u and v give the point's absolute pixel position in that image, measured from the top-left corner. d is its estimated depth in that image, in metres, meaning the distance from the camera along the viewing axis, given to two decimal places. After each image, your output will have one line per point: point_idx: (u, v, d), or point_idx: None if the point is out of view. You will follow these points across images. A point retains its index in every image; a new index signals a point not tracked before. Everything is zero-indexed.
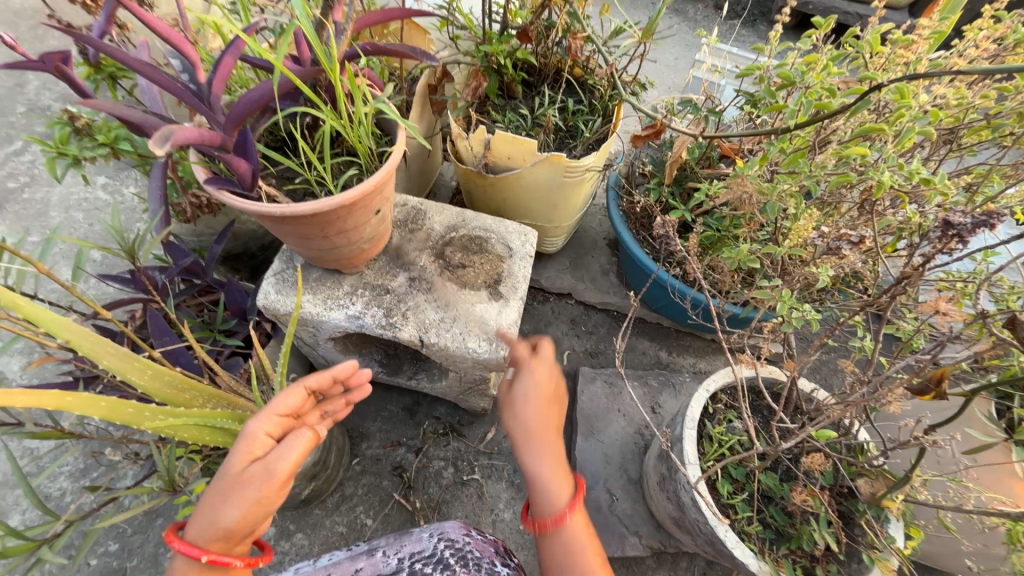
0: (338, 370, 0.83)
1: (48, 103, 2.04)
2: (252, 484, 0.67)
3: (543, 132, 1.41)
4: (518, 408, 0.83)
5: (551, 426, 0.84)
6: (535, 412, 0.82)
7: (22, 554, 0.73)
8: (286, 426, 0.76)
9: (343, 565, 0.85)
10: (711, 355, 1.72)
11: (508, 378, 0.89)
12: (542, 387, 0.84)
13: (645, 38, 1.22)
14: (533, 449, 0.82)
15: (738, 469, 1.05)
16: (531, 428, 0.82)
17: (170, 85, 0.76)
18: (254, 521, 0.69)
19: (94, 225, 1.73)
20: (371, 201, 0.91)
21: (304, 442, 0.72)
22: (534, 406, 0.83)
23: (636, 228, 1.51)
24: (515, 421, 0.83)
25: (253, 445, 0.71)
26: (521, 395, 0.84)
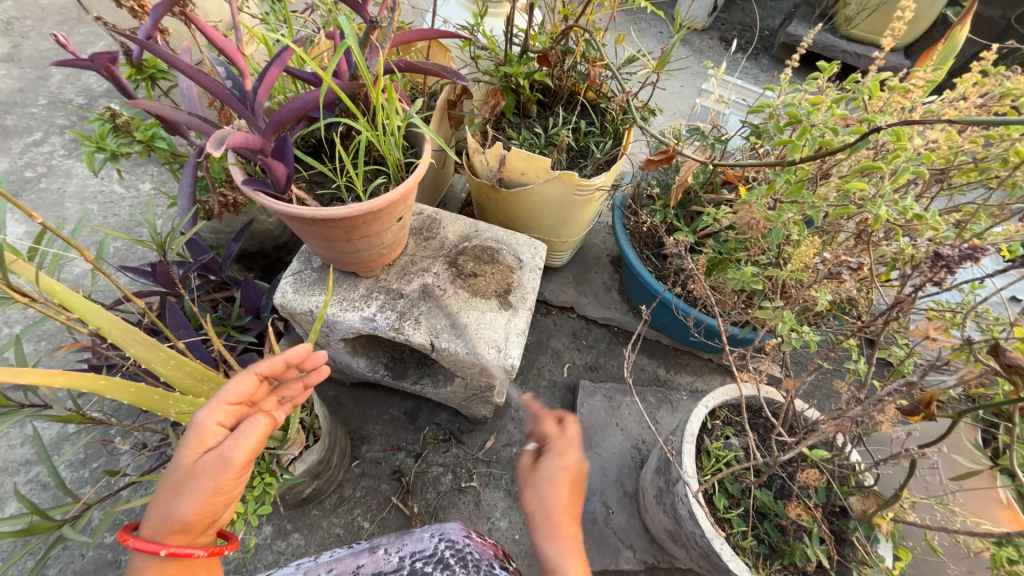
0: (291, 353, 0.74)
1: (70, 97, 2.08)
2: (206, 475, 0.62)
3: (556, 151, 1.47)
4: (545, 492, 0.84)
5: (573, 513, 0.85)
6: (561, 497, 0.84)
7: (49, 530, 0.79)
8: (240, 414, 0.69)
9: (345, 560, 0.86)
10: (708, 374, 1.75)
11: (531, 455, 0.91)
12: (569, 474, 0.86)
13: (658, 68, 1.29)
14: (556, 536, 0.82)
15: (734, 484, 1.08)
16: (555, 515, 0.83)
17: (216, 91, 0.80)
18: (214, 511, 0.64)
19: (108, 217, 1.76)
20: (397, 208, 0.95)
21: (261, 428, 0.66)
22: (560, 491, 0.84)
23: (639, 247, 1.57)
24: (540, 506, 0.84)
25: (204, 435, 0.64)
26: (547, 482, 0.85)
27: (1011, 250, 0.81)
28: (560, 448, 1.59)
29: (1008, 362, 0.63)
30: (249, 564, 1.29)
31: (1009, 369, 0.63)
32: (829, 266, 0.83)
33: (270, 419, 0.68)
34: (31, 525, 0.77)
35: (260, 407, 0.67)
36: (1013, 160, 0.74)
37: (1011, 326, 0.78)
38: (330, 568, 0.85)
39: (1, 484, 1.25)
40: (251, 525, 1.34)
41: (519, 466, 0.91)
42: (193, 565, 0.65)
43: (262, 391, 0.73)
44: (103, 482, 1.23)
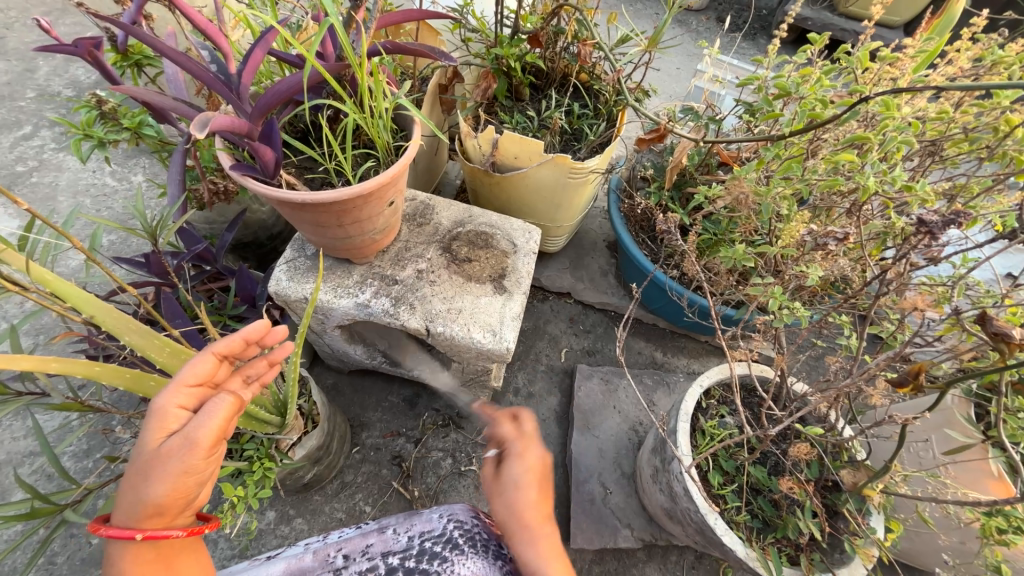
0: (249, 330, 0.72)
1: (58, 89, 2.06)
2: (173, 456, 0.60)
3: (549, 134, 1.46)
4: (511, 494, 0.86)
5: (543, 513, 0.86)
6: (527, 496, 0.86)
7: (51, 514, 0.81)
8: (202, 395, 0.66)
9: (354, 540, 0.88)
10: (705, 356, 1.77)
11: (494, 462, 0.92)
12: (534, 472, 0.89)
13: (651, 46, 1.27)
14: (530, 537, 0.82)
15: (729, 462, 1.09)
16: (524, 515, 0.84)
17: (200, 73, 0.79)
18: (188, 491, 0.63)
19: (102, 210, 1.75)
20: (388, 191, 0.95)
21: (225, 406, 0.64)
22: (526, 491, 0.86)
23: (635, 230, 1.58)
24: (508, 509, 0.85)
25: (164, 420, 0.62)
26: (513, 484, 0.87)
27: (1004, 222, 0.80)
28: (559, 431, 1.61)
29: (994, 330, 0.63)
30: (253, 549, 1.32)
31: (995, 337, 0.63)
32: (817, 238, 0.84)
33: (234, 397, 0.66)
34: (32, 509, 0.79)
35: (223, 385, 0.65)
36: (1003, 129, 0.74)
37: (1002, 297, 0.78)
38: (339, 548, 0.86)
39: (6, 475, 1.27)
40: (254, 511, 1.37)
41: (484, 476, 0.92)
42: (172, 547, 0.65)
43: (222, 371, 0.70)
44: (107, 471, 1.25)
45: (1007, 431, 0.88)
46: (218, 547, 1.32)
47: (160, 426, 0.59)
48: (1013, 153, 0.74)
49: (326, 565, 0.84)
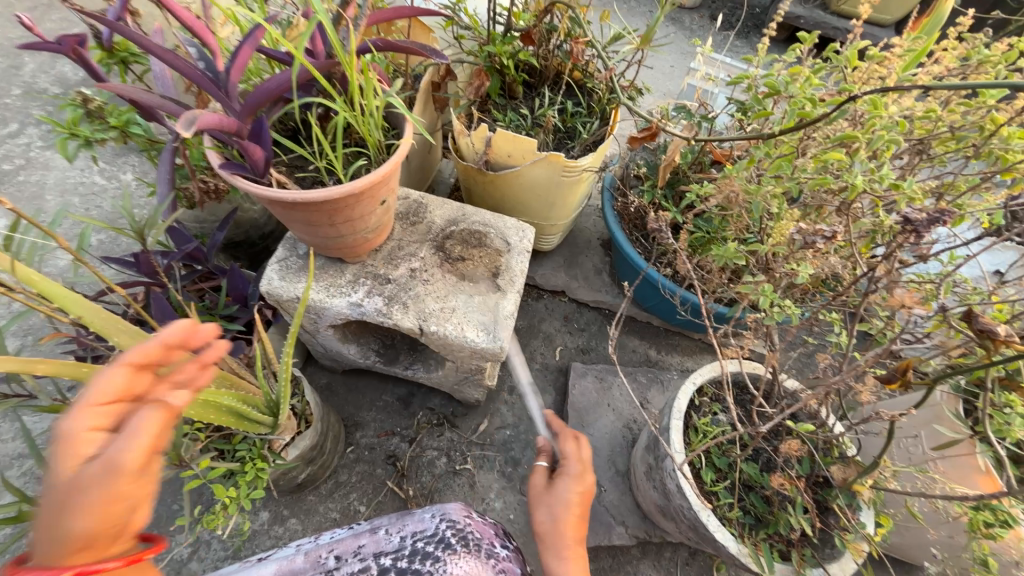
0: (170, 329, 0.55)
1: (45, 86, 2.03)
2: (92, 489, 0.47)
3: (543, 132, 1.46)
4: (556, 510, 0.88)
5: (582, 533, 0.87)
6: (571, 519, 0.87)
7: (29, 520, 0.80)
8: (122, 411, 0.51)
9: (346, 541, 0.88)
10: (698, 353, 1.78)
11: (546, 474, 0.95)
12: (582, 496, 0.90)
13: (644, 44, 1.28)
14: (561, 554, 0.84)
15: (721, 458, 1.10)
16: (564, 533, 0.86)
17: (187, 70, 0.78)
18: (118, 524, 0.50)
19: (91, 208, 1.73)
20: (380, 190, 0.95)
21: (153, 422, 0.50)
22: (572, 514, 0.87)
23: (628, 228, 1.59)
24: (550, 522, 0.87)
25: (72, 449, 0.47)
26: (561, 502, 0.89)
27: (991, 220, 0.81)
28: None
29: (980, 327, 0.64)
30: (247, 550, 1.31)
31: (981, 334, 0.64)
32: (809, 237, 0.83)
33: (164, 408, 0.51)
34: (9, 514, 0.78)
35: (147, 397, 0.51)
36: (990, 128, 0.75)
37: (989, 294, 0.79)
38: (331, 549, 0.86)
39: None
40: (248, 512, 1.36)
41: (532, 484, 0.95)
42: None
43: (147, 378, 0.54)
44: None
45: (994, 426, 0.90)
46: (211, 548, 1.31)
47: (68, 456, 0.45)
48: (999, 152, 0.75)
49: (318, 566, 0.84)
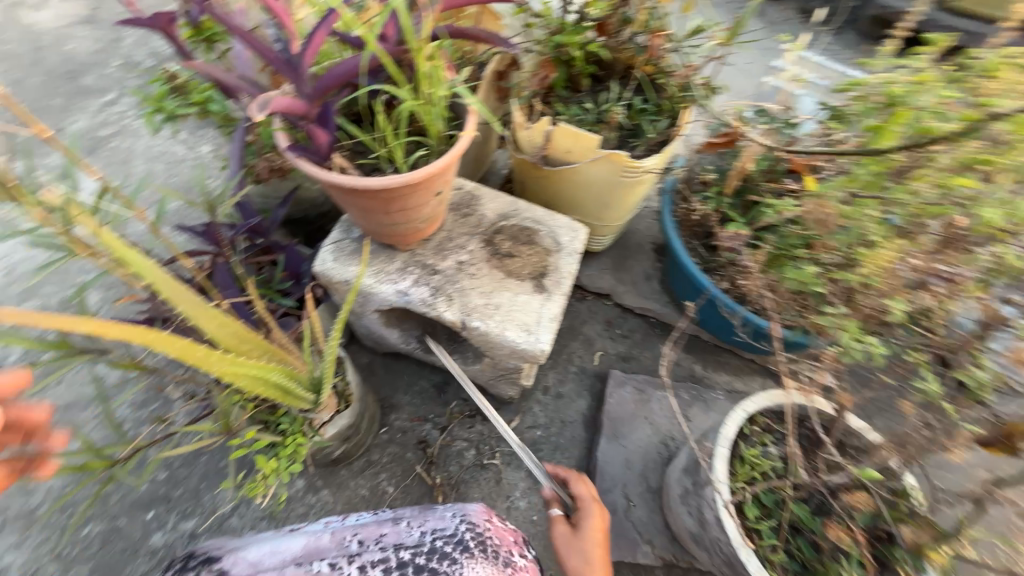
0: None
1: (141, 60, 2.19)
2: None
3: (606, 129, 1.40)
4: (587, 553, 0.94)
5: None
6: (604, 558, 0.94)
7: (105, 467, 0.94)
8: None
9: (369, 527, 0.91)
10: (748, 375, 1.67)
11: (563, 519, 1.01)
12: (603, 533, 0.98)
13: (728, 40, 1.22)
14: None
15: (767, 495, 1.02)
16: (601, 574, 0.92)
17: (264, 52, 0.79)
18: None
19: (171, 176, 1.86)
20: (436, 181, 0.93)
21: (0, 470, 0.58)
22: (602, 552, 0.95)
23: (686, 236, 1.51)
24: (583, 564, 0.93)
25: None
26: (589, 542, 0.95)
27: None
28: (585, 435, 1.58)
29: None
30: (282, 513, 1.38)
31: None
32: (918, 276, 0.84)
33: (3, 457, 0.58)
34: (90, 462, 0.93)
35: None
36: None
37: None
38: (355, 533, 0.90)
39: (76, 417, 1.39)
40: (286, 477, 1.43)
41: (552, 530, 1.00)
42: None
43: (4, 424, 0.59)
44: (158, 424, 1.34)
45: None
46: (250, 508, 1.38)
47: None
48: None
49: (341, 548, 0.87)
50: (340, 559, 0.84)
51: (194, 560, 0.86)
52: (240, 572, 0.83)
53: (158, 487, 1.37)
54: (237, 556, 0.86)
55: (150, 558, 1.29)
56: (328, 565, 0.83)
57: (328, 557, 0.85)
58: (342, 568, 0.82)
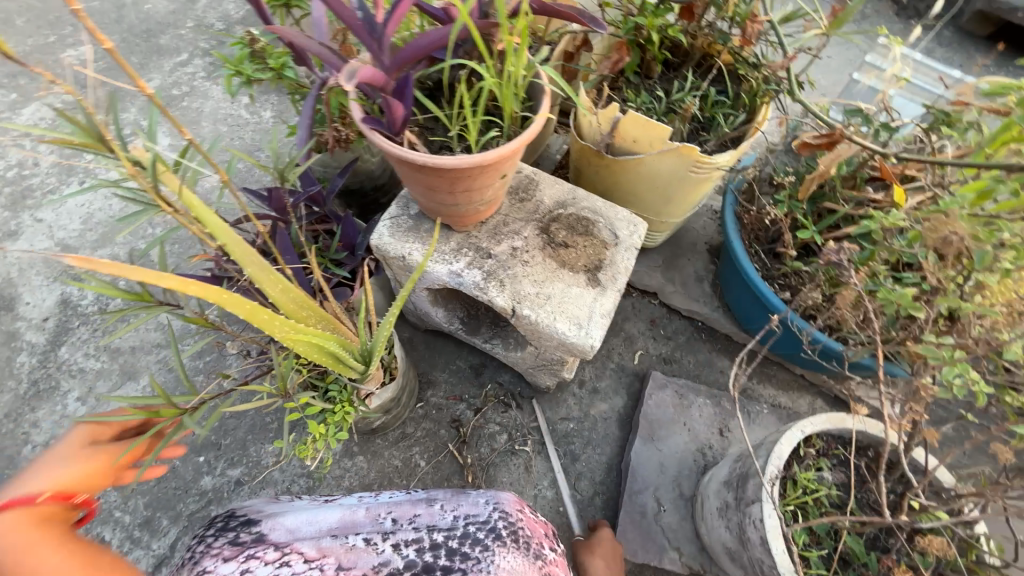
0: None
1: (212, 21, 2.25)
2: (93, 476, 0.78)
3: (678, 120, 1.32)
4: (599, 554, 1.24)
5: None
6: (609, 561, 1.23)
7: (172, 416, 0.90)
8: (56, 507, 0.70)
9: (403, 506, 0.91)
10: (797, 391, 1.60)
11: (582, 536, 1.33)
12: (614, 548, 1.28)
13: (830, 31, 1.11)
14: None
15: (820, 523, 0.97)
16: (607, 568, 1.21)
17: (348, 19, 0.78)
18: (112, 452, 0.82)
19: (235, 139, 1.92)
20: (504, 164, 0.90)
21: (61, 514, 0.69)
22: (610, 557, 1.24)
23: (748, 238, 1.42)
24: (595, 558, 1.23)
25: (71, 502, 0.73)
26: (601, 549, 1.26)
27: None
28: (620, 434, 1.55)
29: None
30: (320, 473, 1.44)
31: None
32: None
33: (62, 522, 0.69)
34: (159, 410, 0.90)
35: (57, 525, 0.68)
36: None
37: None
38: (389, 511, 0.90)
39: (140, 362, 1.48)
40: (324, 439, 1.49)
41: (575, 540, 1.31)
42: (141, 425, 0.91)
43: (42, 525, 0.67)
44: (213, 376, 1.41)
45: None
46: (291, 464, 1.45)
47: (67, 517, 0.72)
48: None
49: (376, 523, 0.88)
50: (374, 535, 0.85)
51: (234, 521, 0.85)
52: (278, 537, 0.83)
53: (209, 435, 1.45)
54: (274, 522, 0.86)
55: (199, 499, 1.38)
56: (363, 540, 0.84)
57: (362, 532, 0.86)
58: (376, 544, 0.83)
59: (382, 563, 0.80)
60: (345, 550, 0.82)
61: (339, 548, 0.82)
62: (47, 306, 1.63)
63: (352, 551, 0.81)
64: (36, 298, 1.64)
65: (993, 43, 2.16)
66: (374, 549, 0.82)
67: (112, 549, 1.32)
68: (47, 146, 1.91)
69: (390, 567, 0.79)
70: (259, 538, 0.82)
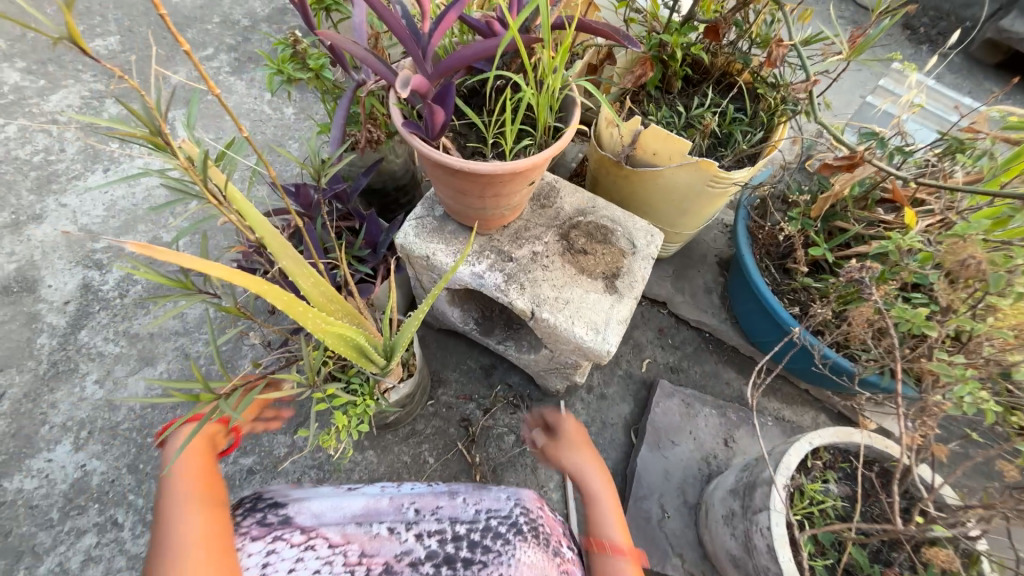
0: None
1: (238, 18, 2.29)
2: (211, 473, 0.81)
3: (697, 135, 1.36)
4: (564, 440, 1.09)
5: (587, 445, 1.07)
6: (580, 434, 1.10)
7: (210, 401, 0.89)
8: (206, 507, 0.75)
9: (426, 498, 0.93)
10: (801, 405, 1.62)
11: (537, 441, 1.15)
12: (578, 427, 1.12)
13: (851, 56, 1.14)
14: (579, 457, 1.04)
15: (826, 533, 0.99)
16: (579, 445, 1.07)
17: (396, 28, 0.82)
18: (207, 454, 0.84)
19: (257, 134, 1.96)
20: (534, 172, 0.93)
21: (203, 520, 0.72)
22: (577, 430, 1.11)
23: (760, 253, 1.46)
24: (564, 441, 1.09)
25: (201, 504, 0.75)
26: (566, 433, 1.10)
27: None
28: (626, 440, 1.57)
29: None
30: (330, 465, 1.46)
31: None
32: None
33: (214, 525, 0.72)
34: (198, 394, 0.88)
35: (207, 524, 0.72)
36: None
37: None
38: (412, 502, 0.92)
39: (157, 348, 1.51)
40: None
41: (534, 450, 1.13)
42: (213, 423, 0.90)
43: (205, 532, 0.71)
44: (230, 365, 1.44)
45: None
46: (302, 456, 1.47)
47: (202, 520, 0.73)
48: None
49: (399, 513, 0.90)
50: (398, 524, 0.87)
51: (262, 502, 0.87)
52: (304, 520, 0.85)
53: None
54: (301, 505, 0.87)
55: None
56: (387, 528, 0.86)
57: (386, 520, 0.88)
58: (400, 533, 0.85)
59: (405, 552, 0.82)
60: (369, 537, 0.84)
61: (364, 535, 0.84)
62: (69, 289, 1.65)
63: (376, 539, 0.84)
64: (58, 282, 1.67)
65: (1002, 72, 2.21)
66: (397, 538, 0.84)
67: (125, 531, 1.34)
68: (74, 133, 1.95)
69: (413, 556, 0.82)
70: (285, 520, 0.84)
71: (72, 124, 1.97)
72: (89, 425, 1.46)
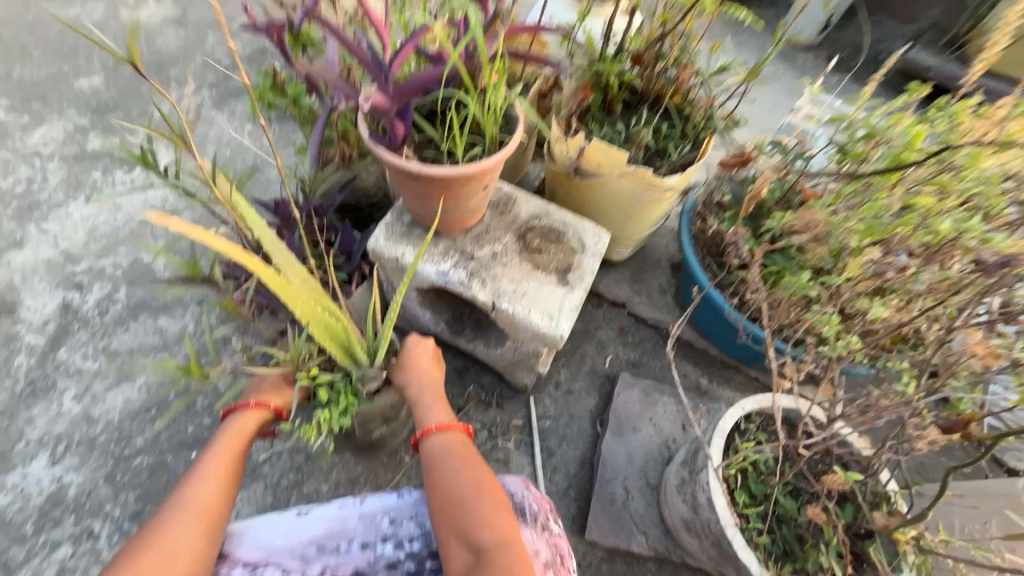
0: (171, 552, 0.82)
1: (220, 58, 2.46)
2: (233, 455, 1.03)
3: (634, 148, 1.54)
4: (407, 362, 1.25)
5: (428, 367, 1.24)
6: (425, 358, 1.26)
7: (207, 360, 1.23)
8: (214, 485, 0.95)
9: (398, 507, 1.06)
10: (751, 391, 1.77)
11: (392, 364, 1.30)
12: (420, 346, 1.29)
13: (749, 78, 1.37)
14: (416, 378, 1.21)
15: (758, 485, 1.13)
16: (418, 366, 1.24)
17: (362, 57, 0.98)
18: (239, 436, 1.06)
19: (237, 161, 2.08)
20: (484, 176, 1.09)
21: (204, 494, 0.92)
22: (422, 351, 1.27)
23: (702, 253, 1.64)
24: (407, 367, 1.24)
25: (212, 477, 0.96)
26: (407, 357, 1.26)
27: None
28: (592, 430, 1.68)
29: None
30: (309, 467, 1.52)
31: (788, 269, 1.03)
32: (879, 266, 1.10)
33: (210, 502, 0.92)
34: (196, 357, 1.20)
35: (206, 501, 0.91)
36: None
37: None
38: (385, 513, 1.06)
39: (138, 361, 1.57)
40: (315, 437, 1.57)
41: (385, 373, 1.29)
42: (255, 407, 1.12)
43: (204, 507, 0.91)
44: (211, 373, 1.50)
45: None
46: (280, 459, 1.52)
47: (204, 492, 0.93)
48: None
49: (371, 525, 1.04)
50: (369, 539, 1.01)
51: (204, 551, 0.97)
52: (249, 554, 0.98)
53: (201, 432, 1.52)
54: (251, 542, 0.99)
55: None
56: (358, 544, 1.00)
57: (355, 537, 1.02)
58: (376, 546, 1.00)
59: (377, 560, 0.98)
60: (336, 553, 0.99)
61: (329, 554, 0.99)
62: (48, 310, 1.70)
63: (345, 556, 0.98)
64: (37, 303, 1.71)
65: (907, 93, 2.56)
66: (371, 550, 0.99)
67: (101, 541, 1.36)
68: (56, 164, 2.04)
69: (388, 560, 0.98)
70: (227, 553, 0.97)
71: (55, 156, 2.06)
72: (65, 439, 1.48)
